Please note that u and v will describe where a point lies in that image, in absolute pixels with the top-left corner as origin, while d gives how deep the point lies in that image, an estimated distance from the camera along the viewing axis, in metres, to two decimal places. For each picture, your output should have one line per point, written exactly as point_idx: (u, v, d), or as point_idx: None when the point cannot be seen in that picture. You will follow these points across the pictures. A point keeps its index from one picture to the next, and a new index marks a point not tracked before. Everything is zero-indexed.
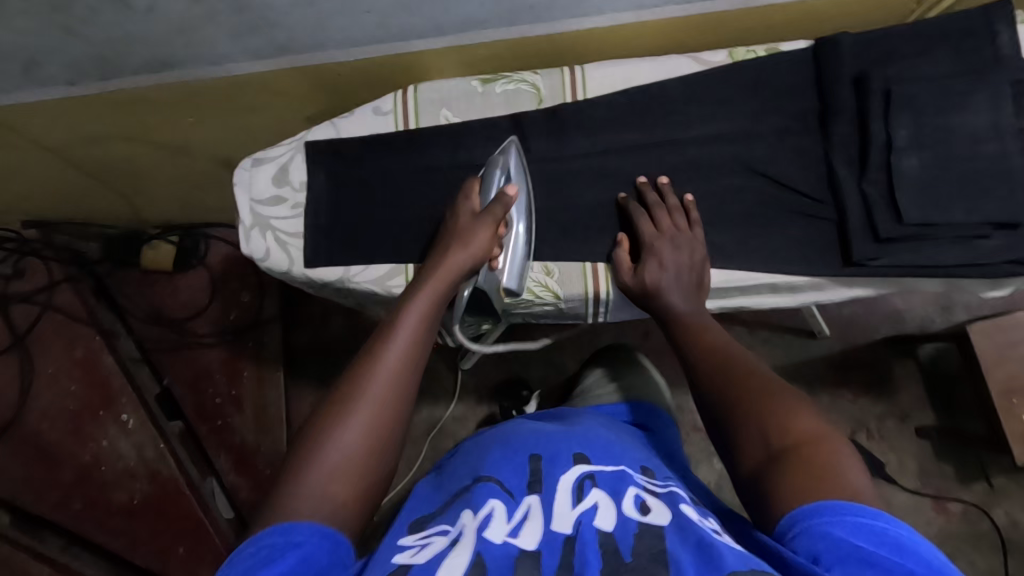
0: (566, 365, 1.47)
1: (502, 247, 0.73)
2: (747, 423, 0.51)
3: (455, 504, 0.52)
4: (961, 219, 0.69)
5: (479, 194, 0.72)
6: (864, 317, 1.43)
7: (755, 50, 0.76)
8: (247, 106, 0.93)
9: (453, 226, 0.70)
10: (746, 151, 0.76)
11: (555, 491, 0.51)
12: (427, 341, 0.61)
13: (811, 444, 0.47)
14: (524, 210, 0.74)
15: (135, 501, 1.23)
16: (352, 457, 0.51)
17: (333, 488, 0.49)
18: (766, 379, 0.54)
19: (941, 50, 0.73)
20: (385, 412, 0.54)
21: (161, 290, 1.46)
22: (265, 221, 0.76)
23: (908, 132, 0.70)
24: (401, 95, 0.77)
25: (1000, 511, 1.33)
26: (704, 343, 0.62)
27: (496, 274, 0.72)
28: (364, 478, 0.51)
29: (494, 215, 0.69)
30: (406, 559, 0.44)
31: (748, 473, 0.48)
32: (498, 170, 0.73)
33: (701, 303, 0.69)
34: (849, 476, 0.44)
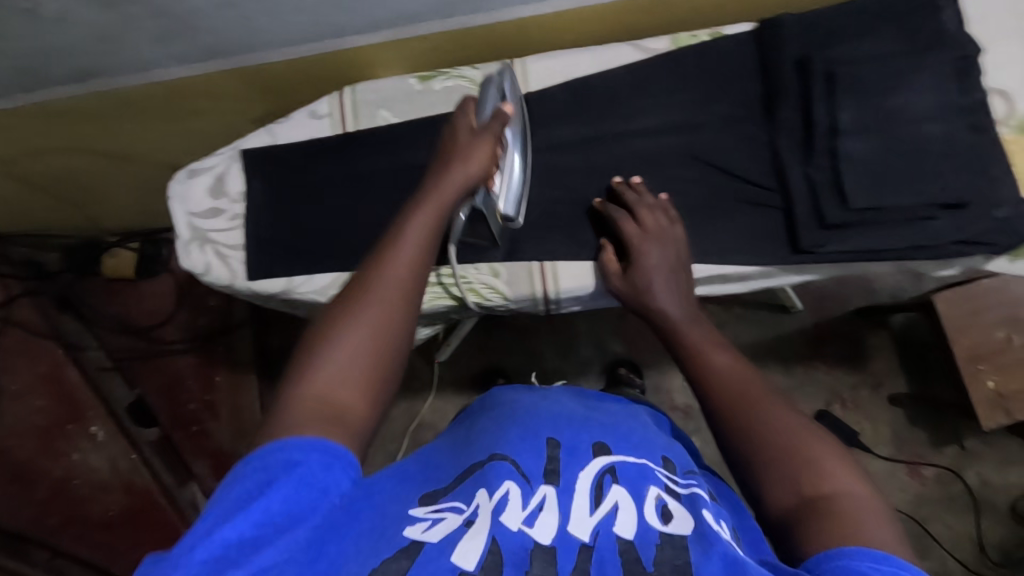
0: (543, 352, 1.47)
1: (500, 169, 0.69)
2: (774, 465, 0.48)
3: (464, 483, 0.50)
4: (907, 201, 0.68)
5: (474, 112, 0.67)
6: (837, 289, 1.43)
7: (698, 35, 0.75)
8: (187, 112, 0.90)
9: (451, 143, 0.65)
10: (693, 141, 0.74)
11: (572, 493, 0.48)
12: (429, 253, 0.57)
13: (846, 497, 0.45)
14: (519, 136, 0.71)
15: (112, 513, 1.23)
16: (353, 369, 0.49)
17: (336, 395, 0.48)
18: (788, 423, 0.50)
19: (885, 28, 0.71)
20: (385, 326, 0.51)
21: (126, 299, 1.44)
22: (203, 234, 0.74)
23: (852, 115, 0.69)
24: (337, 98, 0.76)
25: (971, 473, 1.37)
26: (714, 363, 0.57)
27: (492, 197, 0.69)
28: (366, 384, 0.49)
29: (491, 133, 0.65)
30: (416, 535, 0.43)
31: (778, 513, 0.47)
32: (493, 89, 0.68)
33: (692, 306, 0.65)
34: (884, 534, 0.42)
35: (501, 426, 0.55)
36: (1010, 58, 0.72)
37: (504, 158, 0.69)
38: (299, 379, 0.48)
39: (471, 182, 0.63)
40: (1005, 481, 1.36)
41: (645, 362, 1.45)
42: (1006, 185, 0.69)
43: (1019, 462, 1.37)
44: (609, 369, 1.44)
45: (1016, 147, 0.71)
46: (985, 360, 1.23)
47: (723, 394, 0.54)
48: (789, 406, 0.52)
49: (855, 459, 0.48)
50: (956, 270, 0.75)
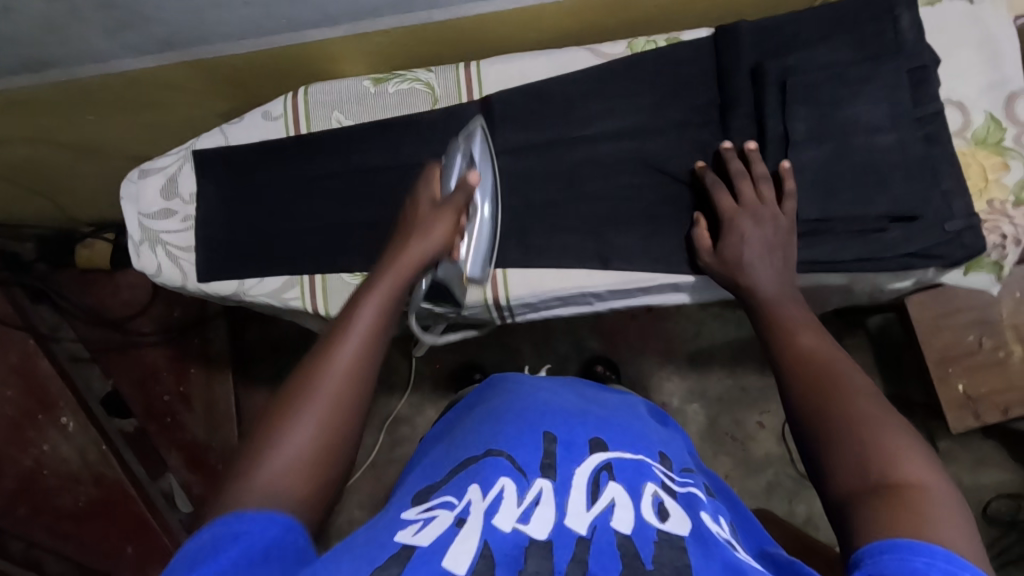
0: (521, 349, 1.46)
1: (465, 234, 0.69)
2: (845, 442, 0.47)
3: (458, 477, 0.51)
4: (852, 211, 0.68)
5: (439, 182, 0.67)
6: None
7: (655, 41, 0.74)
8: (147, 106, 0.89)
9: (412, 215, 0.64)
10: (646, 147, 0.74)
11: (569, 488, 0.48)
12: (389, 330, 0.54)
13: (915, 489, 0.42)
14: (490, 193, 0.71)
15: (81, 504, 1.24)
16: (304, 459, 0.45)
17: (285, 488, 0.44)
18: (874, 402, 0.49)
19: (842, 36, 0.71)
20: (341, 411, 0.48)
21: (100, 290, 1.44)
22: (155, 234, 0.74)
23: (805, 125, 0.68)
24: (290, 99, 0.75)
25: None
26: (801, 344, 0.57)
27: (456, 265, 0.68)
28: (318, 474, 0.45)
29: (455, 205, 0.65)
30: (407, 540, 0.42)
31: (839, 496, 0.45)
32: (458, 156, 0.69)
33: (790, 284, 0.65)
34: (954, 532, 0.40)
35: (501, 421, 0.57)
36: (965, 69, 0.72)
37: (471, 222, 0.69)
38: (243, 472, 0.44)
39: (430, 256, 0.61)
40: (976, 483, 1.37)
41: (622, 359, 1.45)
42: (959, 198, 0.68)
43: (991, 464, 1.37)
44: (586, 366, 1.44)
45: (969, 159, 0.71)
46: (954, 363, 1.24)
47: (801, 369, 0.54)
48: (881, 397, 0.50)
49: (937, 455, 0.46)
50: (909, 283, 0.75)
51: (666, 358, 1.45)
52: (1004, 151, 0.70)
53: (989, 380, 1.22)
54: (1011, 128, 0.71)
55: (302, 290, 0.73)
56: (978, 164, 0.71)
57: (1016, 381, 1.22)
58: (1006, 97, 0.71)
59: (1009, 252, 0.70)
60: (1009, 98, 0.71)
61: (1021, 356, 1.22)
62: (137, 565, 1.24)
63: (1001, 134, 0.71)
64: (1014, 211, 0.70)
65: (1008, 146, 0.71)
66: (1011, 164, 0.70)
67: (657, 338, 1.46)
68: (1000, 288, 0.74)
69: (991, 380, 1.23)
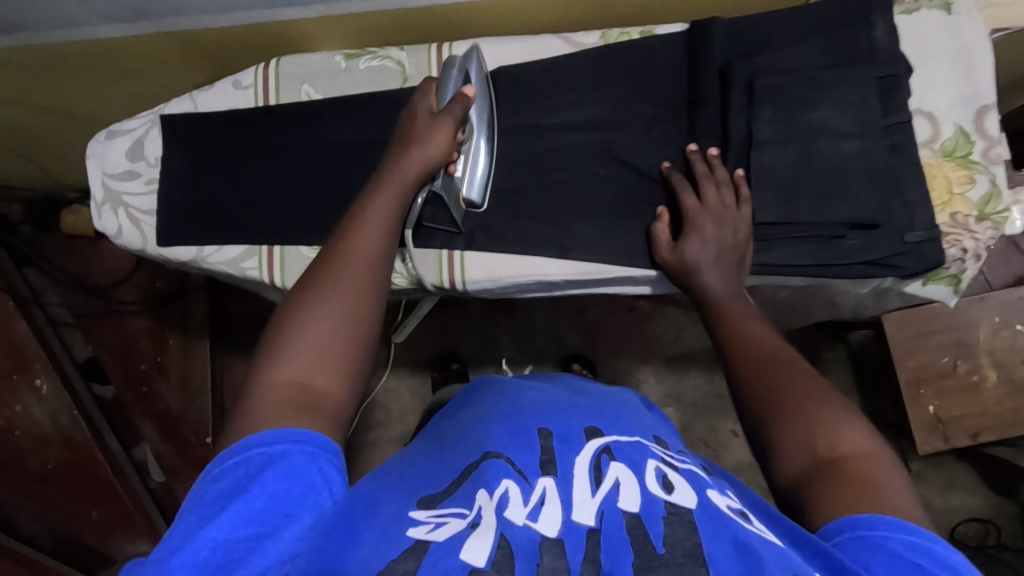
0: (501, 341, 1.44)
1: (462, 151, 0.69)
2: (782, 419, 0.49)
3: (464, 485, 0.44)
4: (812, 218, 0.68)
5: (435, 94, 0.67)
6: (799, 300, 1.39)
7: (628, 33, 0.74)
8: (124, 72, 0.88)
9: (409, 127, 0.64)
10: (612, 139, 0.73)
11: (572, 477, 0.43)
12: (393, 233, 0.56)
13: (860, 459, 0.45)
14: (485, 116, 0.71)
15: (50, 466, 1.20)
16: (325, 351, 0.47)
17: (312, 378, 0.46)
18: (813, 383, 0.51)
19: (814, 40, 0.70)
20: (355, 305, 0.49)
21: (84, 257, 1.45)
22: (118, 196, 0.74)
23: (769, 126, 0.68)
24: (261, 70, 0.75)
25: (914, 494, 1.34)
26: (745, 334, 0.59)
27: (454, 181, 0.69)
28: (343, 363, 0.47)
29: (451, 115, 0.64)
30: (421, 537, 0.38)
31: (788, 483, 0.47)
32: (455, 71, 0.69)
33: (739, 283, 0.66)
34: (897, 497, 0.43)
35: (487, 419, 0.50)
36: (936, 81, 0.71)
37: (466, 140, 0.69)
38: (268, 369, 0.46)
39: (432, 163, 0.62)
40: (946, 506, 1.35)
41: (600, 358, 1.43)
42: (921, 210, 0.68)
43: (962, 488, 1.36)
44: (564, 363, 1.42)
45: (935, 170, 0.70)
46: (927, 385, 1.21)
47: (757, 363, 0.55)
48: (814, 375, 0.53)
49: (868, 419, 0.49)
50: (865, 290, 0.76)
51: (645, 359, 1.44)
52: (970, 165, 0.70)
53: (962, 404, 1.21)
54: (979, 143, 0.70)
55: (261, 262, 0.73)
56: (944, 176, 0.70)
57: (987, 405, 1.21)
58: (976, 111, 0.70)
59: (968, 266, 0.70)
60: (979, 112, 0.70)
61: (994, 382, 1.21)
62: (100, 531, 1.21)
63: (969, 147, 0.70)
64: (976, 226, 0.69)
65: (975, 160, 0.70)
66: (976, 178, 0.70)
67: (637, 339, 1.44)
68: (957, 301, 0.75)
69: (962, 403, 1.21)
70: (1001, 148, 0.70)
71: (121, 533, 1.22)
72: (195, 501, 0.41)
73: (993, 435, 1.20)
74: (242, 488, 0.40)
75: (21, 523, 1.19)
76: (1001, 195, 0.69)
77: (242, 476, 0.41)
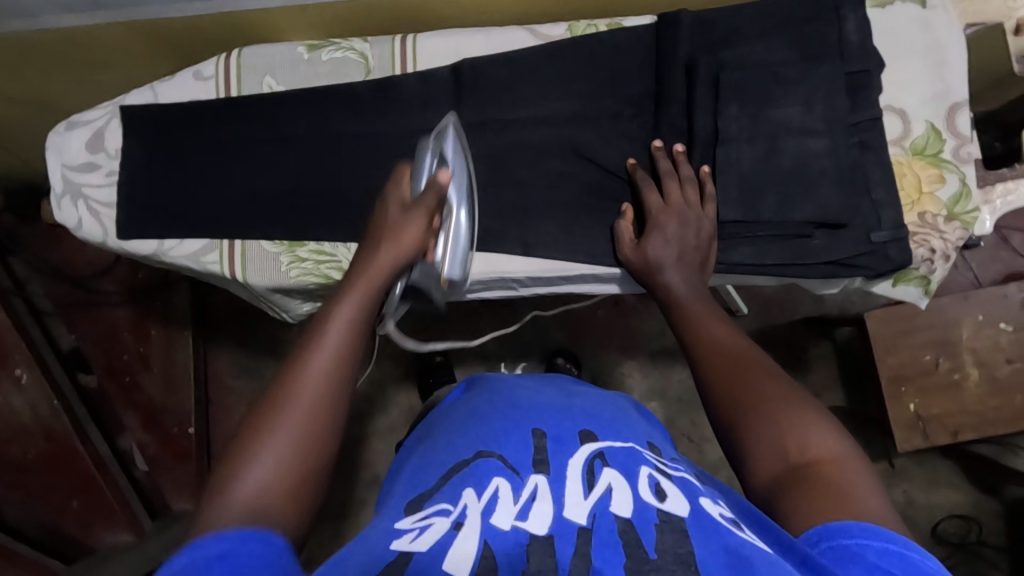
0: (485, 334, 1.41)
1: (440, 234, 0.67)
2: (755, 429, 0.48)
3: (451, 480, 0.45)
4: (777, 217, 0.67)
5: (410, 181, 0.65)
6: (784, 295, 1.37)
7: (596, 25, 0.73)
8: (90, 63, 0.85)
9: (382, 221, 0.62)
10: (577, 134, 0.72)
11: (564, 479, 0.43)
12: (366, 335, 0.52)
13: (832, 463, 0.44)
14: (465, 192, 0.68)
15: (29, 457, 1.19)
16: (286, 470, 0.42)
17: (270, 498, 0.41)
18: (784, 386, 0.50)
19: (783, 34, 0.69)
20: (321, 419, 0.45)
21: (68, 247, 1.40)
22: (77, 188, 0.74)
23: (734, 123, 0.67)
24: (222, 61, 0.74)
25: (897, 491, 1.32)
26: (705, 337, 0.58)
27: (432, 266, 0.67)
28: (304, 485, 0.43)
29: (423, 208, 0.63)
30: (404, 546, 0.38)
31: (765, 490, 0.46)
32: (429, 154, 0.67)
33: (703, 284, 0.65)
34: (870, 499, 0.42)
35: (483, 418, 0.51)
36: (909, 76, 0.69)
37: (445, 222, 0.67)
38: (218, 492, 0.41)
39: (401, 260, 0.60)
40: (930, 502, 1.32)
41: (584, 352, 1.40)
42: (888, 209, 0.67)
43: (947, 486, 1.33)
44: (548, 358, 1.38)
45: (905, 168, 0.69)
46: (908, 382, 1.17)
47: (728, 373, 0.53)
48: (783, 373, 0.52)
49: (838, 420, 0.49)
50: (833, 291, 0.75)
51: (628, 353, 1.40)
52: (940, 164, 0.69)
53: (943, 402, 1.15)
54: (950, 141, 0.69)
55: (222, 255, 0.72)
56: (914, 175, 0.69)
57: (969, 404, 1.15)
58: (948, 109, 0.69)
59: (937, 266, 0.69)
60: (951, 109, 0.69)
61: (976, 381, 1.15)
62: (81, 521, 1.20)
63: (940, 146, 0.69)
64: (945, 226, 0.68)
65: (945, 159, 0.69)
66: (947, 177, 0.68)
67: (621, 332, 1.41)
68: (929, 302, 0.74)
69: (944, 401, 1.16)
70: (972, 147, 0.69)
71: (102, 524, 1.20)
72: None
73: (974, 434, 1.14)
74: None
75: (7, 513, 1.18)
76: (971, 195, 0.68)
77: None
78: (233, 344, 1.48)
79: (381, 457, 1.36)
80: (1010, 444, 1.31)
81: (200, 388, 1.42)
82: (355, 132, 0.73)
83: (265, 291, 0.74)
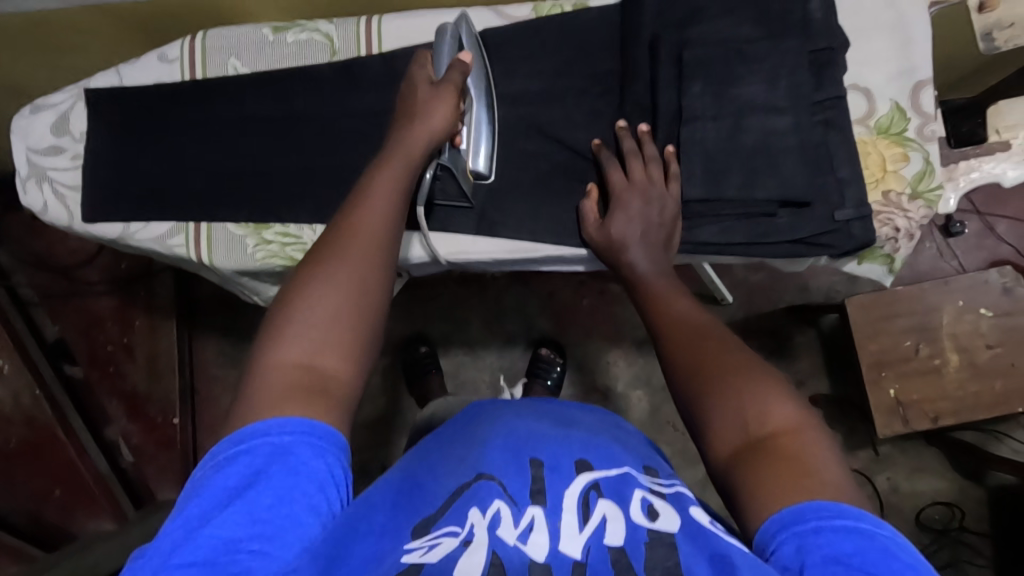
0: (469, 323, 1.40)
1: (465, 121, 0.68)
2: (712, 404, 0.48)
3: (456, 504, 0.42)
4: (740, 195, 0.67)
5: (432, 65, 0.65)
6: (769, 283, 1.36)
7: (562, 5, 0.73)
8: (59, 47, 0.81)
9: (410, 100, 0.61)
10: (542, 115, 0.73)
11: (560, 510, 0.41)
12: (402, 207, 0.55)
13: (789, 435, 0.45)
14: (482, 83, 0.68)
15: (12, 445, 1.19)
16: (332, 332, 0.46)
17: (317, 359, 0.45)
18: (741, 357, 0.51)
19: (747, 10, 0.68)
20: (360, 283, 0.48)
21: (52, 237, 1.36)
22: (43, 171, 0.74)
23: (696, 102, 0.67)
24: (188, 43, 0.74)
25: (881, 478, 1.32)
26: (668, 314, 0.58)
27: (461, 153, 0.68)
28: (353, 346, 0.47)
29: (452, 83, 0.62)
30: (415, 561, 0.38)
31: (723, 460, 0.46)
32: (448, 38, 0.66)
33: (668, 263, 0.65)
34: (828, 469, 0.43)
35: (483, 441, 0.47)
36: (875, 56, 0.70)
37: (467, 112, 0.68)
38: (273, 349, 0.46)
39: (434, 140, 0.60)
40: (914, 490, 1.32)
41: (569, 341, 1.39)
42: (852, 187, 0.67)
43: (930, 472, 1.32)
44: (532, 347, 1.37)
45: (870, 148, 0.69)
46: (889, 367, 1.14)
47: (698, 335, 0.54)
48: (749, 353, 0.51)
49: (795, 387, 0.49)
50: (801, 270, 0.75)
51: (613, 342, 1.38)
52: (905, 142, 0.68)
53: (922, 387, 1.13)
54: (914, 119, 0.68)
55: (188, 238, 0.72)
56: (878, 154, 0.69)
57: (949, 389, 1.13)
58: (912, 87, 0.69)
59: (902, 245, 0.70)
60: (915, 87, 0.68)
61: (956, 366, 1.14)
62: (62, 512, 1.17)
63: (904, 124, 0.69)
64: (909, 205, 0.68)
65: (909, 137, 0.68)
66: (911, 156, 0.68)
67: (607, 322, 1.39)
68: (895, 282, 0.75)
69: (923, 387, 1.13)
70: (936, 125, 0.69)
71: (83, 511, 1.17)
72: (195, 490, 0.40)
73: (953, 420, 1.12)
74: (246, 485, 0.40)
75: None
76: (934, 173, 0.68)
77: (245, 476, 0.40)
78: (217, 335, 1.40)
79: (365, 447, 1.36)
80: (992, 431, 1.31)
81: (185, 378, 1.37)
82: (321, 113, 0.73)
83: (232, 274, 0.74)
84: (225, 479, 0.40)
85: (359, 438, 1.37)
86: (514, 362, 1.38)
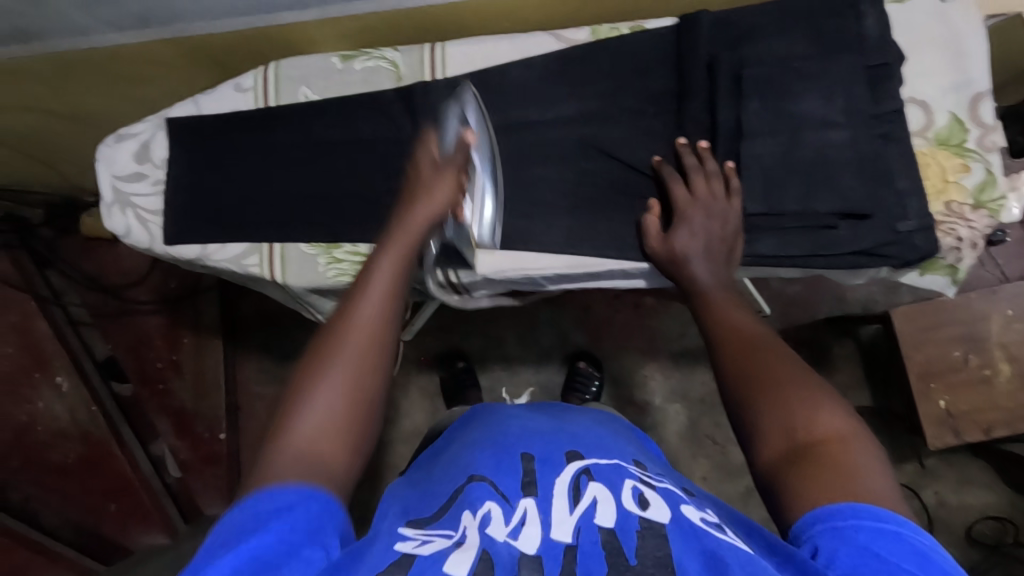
0: (506, 338, 1.41)
1: (468, 195, 0.70)
2: (767, 412, 0.48)
3: (451, 510, 0.44)
4: (801, 208, 0.68)
5: (437, 142, 0.69)
6: (808, 295, 1.36)
7: (618, 28, 0.76)
8: (134, 77, 0.86)
9: (415, 179, 0.66)
10: (598, 133, 0.75)
11: (551, 498, 0.43)
12: (405, 285, 0.56)
13: (836, 443, 0.45)
14: (487, 161, 0.71)
15: (70, 459, 1.18)
16: (333, 413, 0.47)
17: (317, 446, 0.45)
18: (795, 365, 0.51)
19: (801, 29, 0.70)
20: (363, 371, 0.49)
21: (101, 258, 1.39)
22: (126, 197, 0.78)
23: (755, 118, 0.69)
24: (261, 72, 0.78)
25: (928, 492, 1.29)
26: (726, 319, 0.59)
27: (464, 226, 0.70)
28: (351, 436, 0.47)
29: (454, 165, 0.67)
30: (408, 549, 0.39)
31: (766, 465, 0.47)
32: (453, 118, 0.70)
33: (728, 276, 0.65)
34: (872, 476, 0.43)
35: (474, 448, 0.51)
36: (931, 70, 0.71)
37: (471, 183, 0.70)
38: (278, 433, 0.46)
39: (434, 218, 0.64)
40: (963, 503, 1.29)
41: (605, 355, 1.39)
42: (913, 198, 0.67)
43: (979, 486, 1.29)
44: (569, 361, 1.38)
45: (930, 159, 0.70)
46: (939, 379, 1.13)
47: (730, 334, 0.56)
48: (797, 361, 0.52)
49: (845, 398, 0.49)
50: (863, 281, 0.76)
51: (649, 355, 1.38)
52: (965, 153, 0.69)
53: (972, 398, 1.12)
54: (974, 131, 0.69)
55: (261, 258, 0.76)
56: (939, 165, 0.70)
57: (999, 400, 1.11)
58: (970, 100, 0.70)
59: (965, 255, 0.70)
60: (974, 99, 0.70)
61: (1007, 376, 1.12)
62: (118, 524, 1.17)
63: (964, 135, 0.70)
64: (972, 214, 0.69)
65: (970, 148, 0.69)
66: (971, 166, 0.69)
67: (643, 336, 1.39)
68: (956, 291, 0.74)
69: (972, 397, 1.12)
70: (997, 136, 0.70)
71: (138, 524, 1.18)
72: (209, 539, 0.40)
73: (1006, 431, 1.10)
74: (248, 535, 0.39)
75: (43, 518, 1.12)
76: (997, 183, 0.69)
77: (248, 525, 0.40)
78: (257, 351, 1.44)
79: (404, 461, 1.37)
80: None
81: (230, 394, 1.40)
82: (387, 136, 0.76)
83: (303, 291, 0.77)
84: (234, 524, 0.40)
85: (394, 452, 1.39)
86: (552, 376, 1.39)
